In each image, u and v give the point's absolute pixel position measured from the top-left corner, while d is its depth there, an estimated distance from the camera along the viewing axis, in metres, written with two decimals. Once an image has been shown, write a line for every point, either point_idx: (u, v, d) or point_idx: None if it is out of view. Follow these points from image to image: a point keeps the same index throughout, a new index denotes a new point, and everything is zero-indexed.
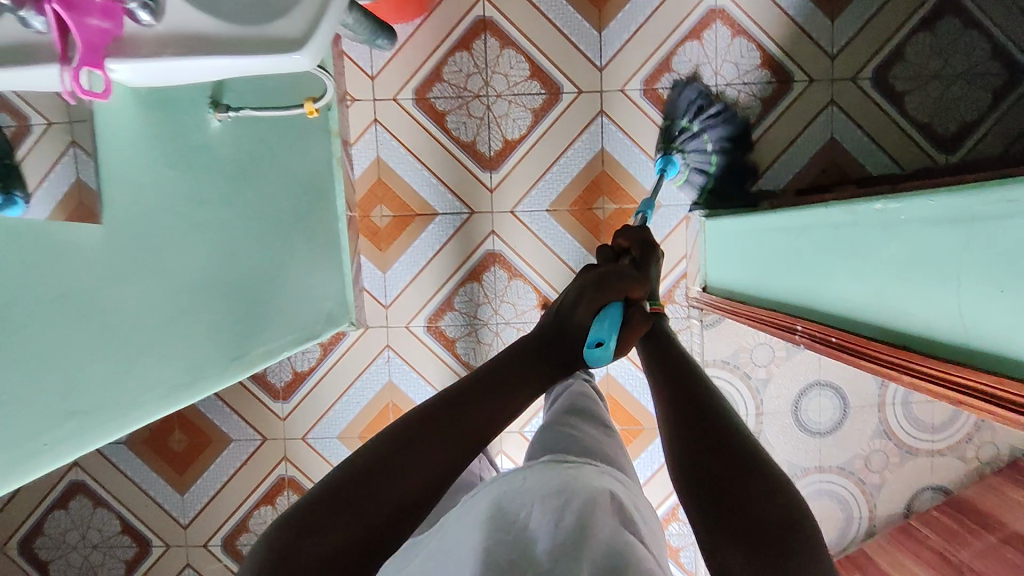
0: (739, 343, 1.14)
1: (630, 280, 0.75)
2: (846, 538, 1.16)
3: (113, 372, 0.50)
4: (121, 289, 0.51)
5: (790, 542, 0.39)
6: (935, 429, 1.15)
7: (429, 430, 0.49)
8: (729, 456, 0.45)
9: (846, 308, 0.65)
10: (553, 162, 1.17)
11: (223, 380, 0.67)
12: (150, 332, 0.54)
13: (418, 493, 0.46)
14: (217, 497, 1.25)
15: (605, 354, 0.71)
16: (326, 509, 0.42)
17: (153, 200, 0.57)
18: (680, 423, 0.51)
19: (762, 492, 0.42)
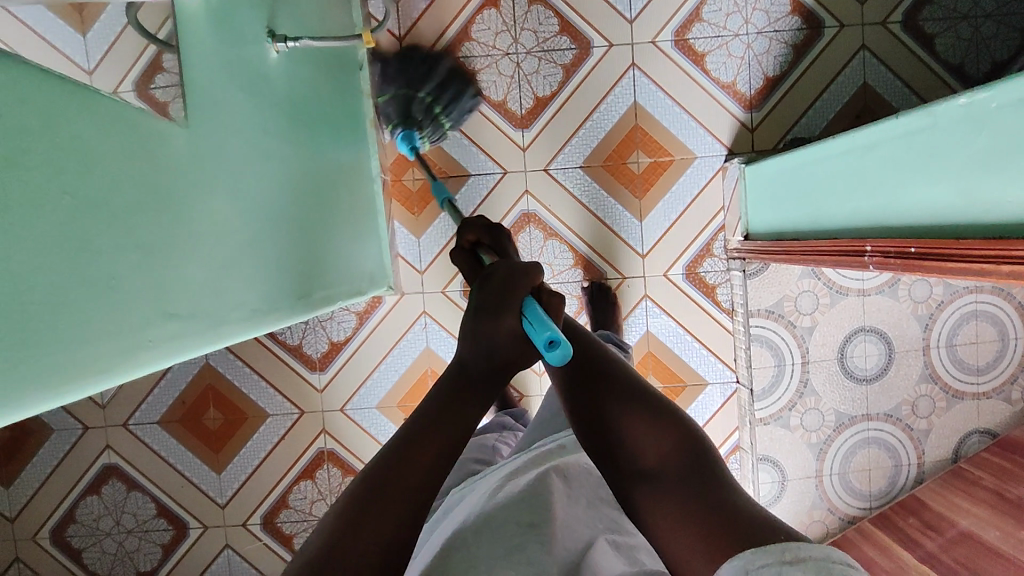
0: (784, 293, 1.12)
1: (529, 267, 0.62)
2: (895, 485, 1.16)
3: (202, 281, 0.48)
4: (207, 200, 0.50)
5: (709, 475, 0.53)
6: (981, 371, 1.15)
7: (413, 447, 0.51)
8: (626, 408, 0.57)
9: (921, 215, 0.65)
10: (585, 118, 1.17)
11: (291, 316, 0.65)
12: (228, 246, 0.52)
13: (407, 520, 0.48)
14: (254, 476, 1.23)
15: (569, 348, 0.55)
16: (343, 536, 0.46)
17: (225, 116, 0.55)
18: (588, 383, 0.60)
19: (661, 435, 0.55)
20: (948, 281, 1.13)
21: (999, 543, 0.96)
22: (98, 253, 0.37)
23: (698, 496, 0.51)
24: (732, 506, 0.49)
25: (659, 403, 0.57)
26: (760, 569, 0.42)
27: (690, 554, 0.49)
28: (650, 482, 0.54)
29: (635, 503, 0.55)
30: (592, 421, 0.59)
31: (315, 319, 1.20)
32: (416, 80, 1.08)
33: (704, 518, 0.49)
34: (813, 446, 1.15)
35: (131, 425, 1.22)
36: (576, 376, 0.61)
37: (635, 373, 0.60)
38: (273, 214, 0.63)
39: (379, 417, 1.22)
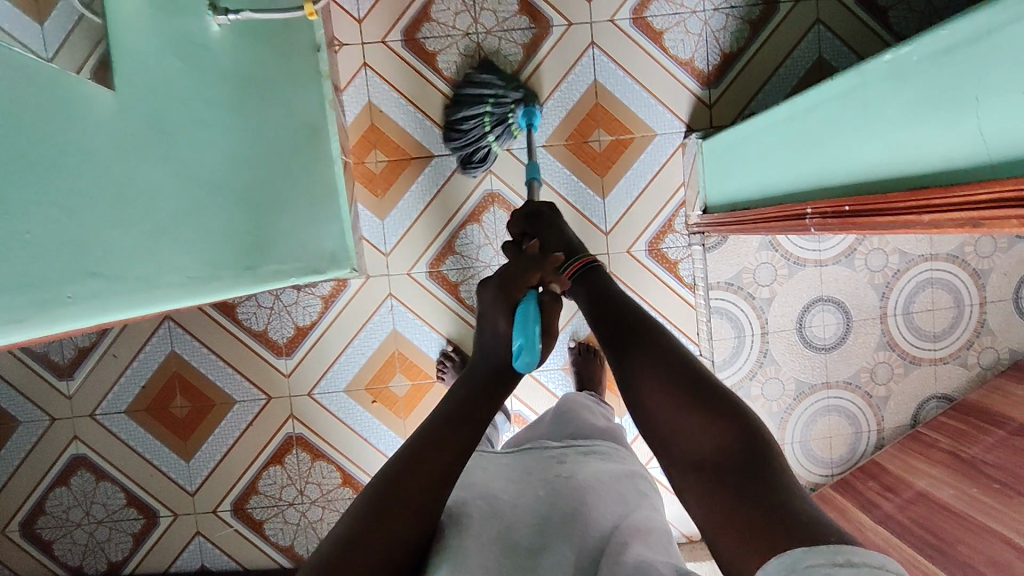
0: (742, 265, 1.15)
1: (528, 270, 0.82)
2: (856, 452, 1.18)
3: (129, 245, 0.50)
4: (137, 165, 0.51)
5: (762, 471, 0.49)
6: (938, 338, 1.17)
7: (447, 427, 0.62)
8: (683, 403, 0.56)
9: (854, 173, 0.67)
10: (547, 97, 1.17)
11: (230, 287, 0.68)
12: (157, 213, 0.53)
13: (440, 487, 0.57)
14: (223, 462, 1.23)
15: (531, 354, 0.75)
16: (388, 495, 0.55)
17: (158, 85, 0.55)
18: (654, 377, 0.59)
19: (715, 426, 0.53)
20: (902, 249, 1.15)
21: (952, 501, 0.98)
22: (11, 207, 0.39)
23: (747, 492, 0.48)
24: (783, 505, 0.46)
25: (717, 398, 0.55)
26: (809, 570, 0.40)
27: (732, 547, 0.47)
28: (701, 474, 0.53)
29: (686, 496, 0.54)
30: (651, 415, 0.59)
31: (281, 304, 1.20)
32: (472, 113, 1.09)
33: (751, 513, 0.46)
34: (774, 415, 1.17)
35: (98, 415, 1.22)
36: (639, 370, 0.61)
37: (699, 368, 0.59)
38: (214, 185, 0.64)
39: (347, 401, 1.22)
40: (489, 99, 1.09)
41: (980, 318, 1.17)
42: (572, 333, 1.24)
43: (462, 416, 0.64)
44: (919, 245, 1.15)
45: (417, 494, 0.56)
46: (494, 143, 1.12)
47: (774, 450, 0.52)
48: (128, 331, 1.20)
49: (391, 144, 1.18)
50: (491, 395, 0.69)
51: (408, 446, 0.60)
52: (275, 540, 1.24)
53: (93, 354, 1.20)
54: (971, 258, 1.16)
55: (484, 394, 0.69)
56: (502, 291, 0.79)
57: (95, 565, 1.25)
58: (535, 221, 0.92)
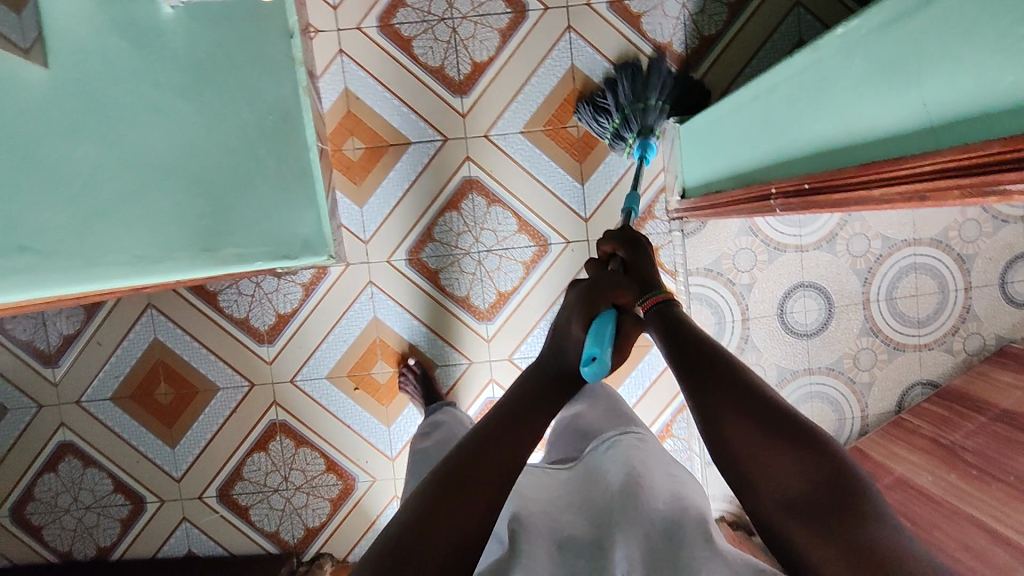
0: (722, 250, 1.14)
1: (619, 285, 0.72)
2: (840, 439, 1.17)
3: None
4: None
5: (852, 509, 0.48)
6: (922, 324, 1.16)
7: (508, 427, 0.61)
8: (770, 438, 0.53)
9: (810, 151, 0.66)
10: (524, 82, 1.17)
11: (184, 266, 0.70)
12: None
13: (498, 491, 0.55)
14: (208, 448, 1.24)
15: (604, 367, 0.69)
16: (449, 490, 0.53)
17: None
18: (732, 409, 0.56)
19: (802, 463, 0.51)
20: (885, 234, 1.14)
21: (929, 486, 0.97)
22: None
23: (851, 535, 0.47)
24: (894, 551, 0.45)
25: (808, 433, 0.53)
26: None
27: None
28: (792, 511, 0.51)
29: (778, 534, 0.52)
30: (733, 448, 0.56)
31: (261, 291, 1.21)
32: (613, 104, 1.10)
33: (862, 559, 0.45)
34: None
35: (84, 402, 1.23)
36: (716, 400, 0.58)
37: (781, 400, 0.56)
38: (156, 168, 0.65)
39: (329, 387, 1.23)
40: (636, 104, 1.06)
41: (966, 303, 1.16)
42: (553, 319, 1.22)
43: (515, 425, 0.62)
44: (903, 229, 1.14)
45: (472, 494, 0.53)
46: (607, 138, 1.13)
47: (869, 489, 0.50)
48: (111, 318, 1.21)
49: (366, 129, 1.18)
50: (540, 403, 0.67)
51: (457, 450, 0.57)
52: (261, 526, 1.25)
53: (77, 342, 1.22)
54: (955, 242, 1.14)
55: (533, 403, 0.66)
56: (589, 297, 0.71)
57: (84, 550, 1.26)
58: (624, 244, 0.84)
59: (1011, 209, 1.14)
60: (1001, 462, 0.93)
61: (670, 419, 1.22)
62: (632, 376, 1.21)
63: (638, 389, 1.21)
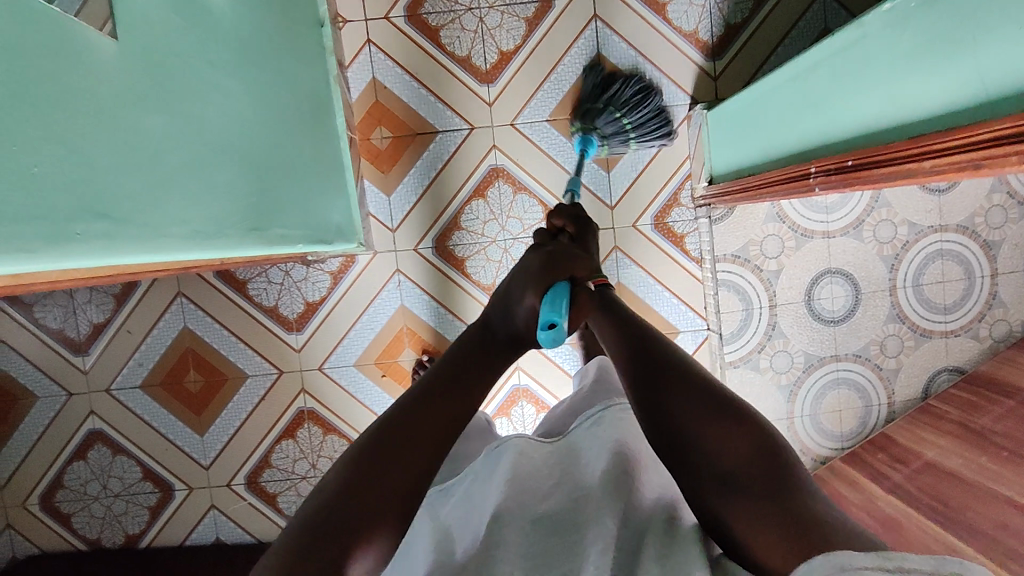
0: (749, 237, 1.14)
1: (576, 262, 0.71)
2: (866, 425, 1.18)
3: (140, 192, 0.52)
4: (143, 115, 0.52)
5: (790, 486, 0.47)
6: (948, 310, 1.16)
7: (442, 390, 0.55)
8: (710, 415, 0.52)
9: (855, 126, 0.67)
10: (550, 71, 1.18)
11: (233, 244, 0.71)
12: (164, 166, 0.55)
13: (427, 460, 0.50)
14: (236, 436, 1.25)
15: (563, 336, 0.64)
16: (371, 462, 0.47)
17: (163, 40, 0.57)
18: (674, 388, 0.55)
19: (742, 439, 0.50)
20: (911, 221, 1.14)
21: (961, 469, 0.97)
22: (30, 145, 0.41)
23: (789, 507, 0.45)
24: (829, 526, 0.44)
25: (742, 411, 0.52)
26: (860, 569, 0.38)
27: (786, 563, 0.44)
28: (729, 489, 0.49)
29: (715, 515, 0.50)
30: (671, 429, 0.54)
31: (290, 280, 1.22)
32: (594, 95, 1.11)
33: (799, 532, 0.44)
34: (783, 388, 1.17)
35: (113, 390, 1.24)
36: (661, 382, 0.57)
37: (722, 386, 0.56)
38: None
39: (357, 375, 1.24)
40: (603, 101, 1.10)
41: (991, 290, 1.16)
42: None
43: (452, 388, 0.57)
44: (929, 216, 1.14)
45: (402, 462, 0.48)
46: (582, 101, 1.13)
47: (800, 466, 0.50)
48: (141, 307, 1.22)
49: (391, 115, 1.19)
50: (486, 361, 0.62)
51: (376, 426, 0.51)
52: (289, 513, 1.26)
53: (107, 330, 1.23)
54: (981, 229, 1.15)
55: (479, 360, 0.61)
56: (545, 267, 0.68)
57: (112, 538, 1.27)
58: (574, 222, 0.86)
59: None
60: None
61: None
62: None
63: None
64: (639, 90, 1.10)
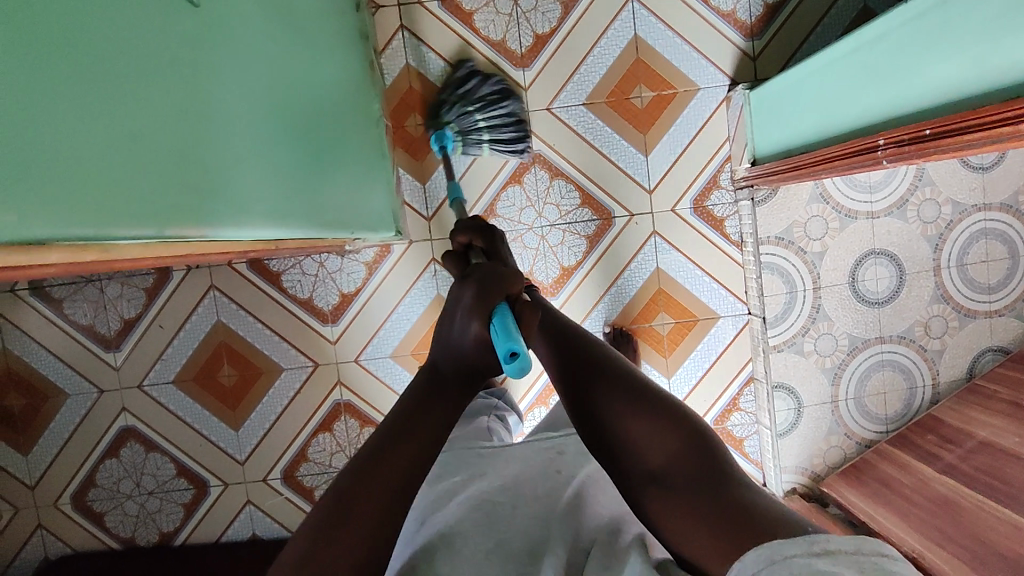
0: (793, 219, 1.13)
1: (509, 272, 0.64)
2: (911, 407, 1.17)
3: (213, 167, 0.51)
4: (211, 88, 0.51)
5: (710, 472, 0.52)
6: (993, 290, 1.15)
7: (408, 425, 0.54)
8: (635, 410, 0.56)
9: (933, 93, 0.65)
10: (587, 54, 1.16)
11: (294, 226, 0.69)
12: (228, 141, 0.54)
13: (393, 505, 0.49)
14: (273, 430, 1.23)
15: (530, 360, 0.56)
16: (331, 520, 0.47)
17: (228, 12, 0.55)
18: (598, 386, 0.59)
19: (665, 432, 0.54)
20: (954, 199, 1.13)
21: (1015, 446, 0.95)
22: (112, 103, 0.38)
23: (715, 497, 0.50)
24: (747, 507, 0.49)
25: (666, 405, 0.56)
26: (789, 559, 0.42)
27: (710, 550, 0.49)
28: (657, 482, 0.53)
29: (650, 511, 0.54)
30: (604, 431, 0.58)
31: (325, 271, 1.20)
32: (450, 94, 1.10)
33: (722, 518, 0.48)
34: (827, 371, 1.16)
35: (146, 386, 1.22)
36: (587, 381, 0.60)
37: (641, 376, 0.60)
38: (271, 122, 0.64)
39: (394, 366, 1.22)
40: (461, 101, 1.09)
41: None
42: (619, 291, 1.21)
43: (421, 413, 0.55)
44: (973, 194, 1.13)
45: (366, 510, 0.48)
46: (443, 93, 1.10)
47: (722, 450, 0.55)
48: (173, 300, 1.20)
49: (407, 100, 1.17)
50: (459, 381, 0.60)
51: (342, 476, 0.50)
52: None
53: (139, 325, 1.21)
54: None
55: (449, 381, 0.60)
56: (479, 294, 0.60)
57: (146, 536, 1.25)
58: (480, 235, 0.85)
59: None
60: None
61: (738, 391, 1.20)
62: (698, 350, 1.20)
63: (704, 363, 1.20)
64: (501, 95, 1.11)
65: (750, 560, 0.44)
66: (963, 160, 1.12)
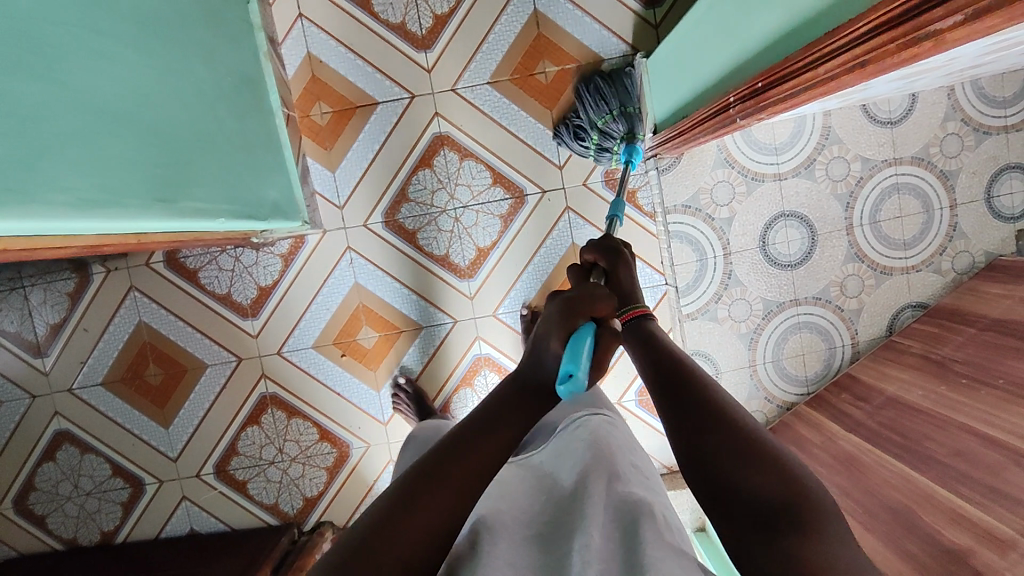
0: (698, 186, 1.13)
1: (597, 298, 0.66)
2: (830, 367, 1.17)
3: (20, 160, 0.49)
4: (21, 83, 0.49)
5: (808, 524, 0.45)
6: (908, 245, 1.14)
7: (482, 428, 0.53)
8: (736, 447, 0.48)
9: (767, 47, 0.64)
10: (488, 32, 1.15)
11: (134, 217, 0.68)
12: (45, 135, 0.52)
13: (458, 505, 0.49)
14: (202, 425, 1.25)
15: (580, 383, 0.59)
16: (395, 510, 0.48)
17: (57, 12, 0.54)
18: (692, 417, 0.51)
19: (766, 475, 0.47)
20: (864, 155, 1.12)
21: (919, 400, 0.94)
22: None
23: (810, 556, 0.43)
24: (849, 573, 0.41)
25: (770, 448, 0.48)
26: None
27: None
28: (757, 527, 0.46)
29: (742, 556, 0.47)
30: (705, 469, 0.49)
31: (241, 265, 1.21)
32: (608, 96, 1.05)
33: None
34: (744, 336, 1.16)
35: (77, 389, 1.24)
36: (683, 413, 0.52)
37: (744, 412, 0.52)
38: (114, 113, 0.63)
39: (316, 356, 1.23)
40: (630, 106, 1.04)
41: (951, 222, 1.13)
42: (534, 269, 1.21)
43: (502, 420, 0.55)
44: (882, 149, 1.12)
45: (413, 524, 0.47)
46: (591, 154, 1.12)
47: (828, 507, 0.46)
48: (96, 303, 1.21)
49: (591, 75, 1.14)
50: (524, 404, 0.57)
51: (412, 468, 0.51)
52: (260, 499, 1.27)
53: (64, 330, 1.21)
54: (937, 158, 1.12)
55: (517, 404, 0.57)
56: (564, 312, 0.64)
57: (88, 536, 1.27)
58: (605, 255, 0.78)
59: (993, 120, 1.10)
60: (991, 367, 0.89)
61: None
62: None
63: None
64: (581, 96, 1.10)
65: None
66: (870, 115, 1.11)
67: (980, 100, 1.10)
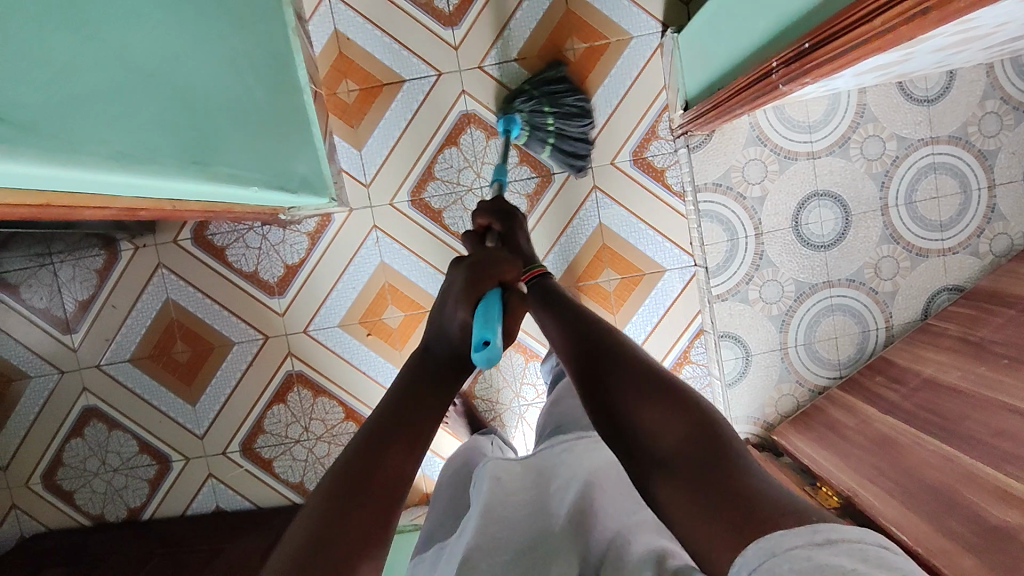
0: (729, 164, 1.11)
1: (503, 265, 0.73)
2: (863, 350, 1.15)
3: (59, 111, 0.49)
4: (63, 37, 0.49)
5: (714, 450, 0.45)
6: (944, 227, 1.12)
7: (395, 418, 0.56)
8: (645, 391, 0.50)
9: (813, 7, 0.62)
10: (516, 7, 1.14)
11: (169, 178, 0.68)
12: (84, 90, 0.52)
13: (389, 489, 0.50)
14: (229, 403, 1.25)
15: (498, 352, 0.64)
16: (334, 507, 0.47)
17: None
18: (606, 372, 0.54)
19: (671, 411, 0.48)
20: (900, 134, 1.09)
21: (958, 381, 0.92)
22: None
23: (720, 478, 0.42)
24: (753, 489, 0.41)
25: (677, 387, 0.50)
26: (790, 551, 0.35)
27: (712, 537, 0.40)
28: (663, 466, 0.46)
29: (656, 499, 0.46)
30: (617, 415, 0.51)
31: (268, 243, 1.21)
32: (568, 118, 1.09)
33: (726, 498, 0.41)
34: (775, 318, 1.15)
35: (105, 365, 1.25)
36: (600, 371, 0.54)
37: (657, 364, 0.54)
38: (151, 74, 0.63)
39: (342, 335, 1.23)
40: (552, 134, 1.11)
41: (989, 203, 1.11)
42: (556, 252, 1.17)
43: (411, 409, 0.57)
44: (919, 128, 1.09)
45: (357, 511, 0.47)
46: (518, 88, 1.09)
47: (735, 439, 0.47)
48: (124, 280, 1.22)
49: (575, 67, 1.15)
50: (433, 393, 0.61)
51: (335, 469, 0.51)
52: (286, 477, 1.27)
53: (93, 306, 1.22)
54: (975, 137, 1.09)
55: (433, 387, 0.61)
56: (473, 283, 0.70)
57: (115, 513, 1.28)
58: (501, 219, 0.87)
59: None
60: None
61: (688, 345, 1.18)
62: (646, 304, 1.17)
63: (648, 324, 1.18)
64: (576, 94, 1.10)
65: (752, 555, 0.36)
66: (906, 93, 1.08)
67: (1020, 78, 1.07)
